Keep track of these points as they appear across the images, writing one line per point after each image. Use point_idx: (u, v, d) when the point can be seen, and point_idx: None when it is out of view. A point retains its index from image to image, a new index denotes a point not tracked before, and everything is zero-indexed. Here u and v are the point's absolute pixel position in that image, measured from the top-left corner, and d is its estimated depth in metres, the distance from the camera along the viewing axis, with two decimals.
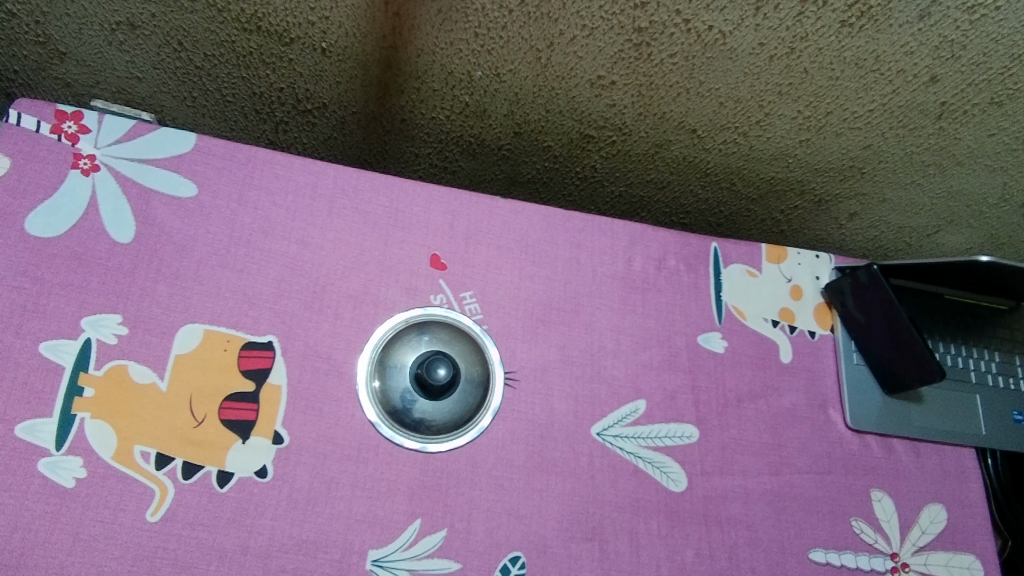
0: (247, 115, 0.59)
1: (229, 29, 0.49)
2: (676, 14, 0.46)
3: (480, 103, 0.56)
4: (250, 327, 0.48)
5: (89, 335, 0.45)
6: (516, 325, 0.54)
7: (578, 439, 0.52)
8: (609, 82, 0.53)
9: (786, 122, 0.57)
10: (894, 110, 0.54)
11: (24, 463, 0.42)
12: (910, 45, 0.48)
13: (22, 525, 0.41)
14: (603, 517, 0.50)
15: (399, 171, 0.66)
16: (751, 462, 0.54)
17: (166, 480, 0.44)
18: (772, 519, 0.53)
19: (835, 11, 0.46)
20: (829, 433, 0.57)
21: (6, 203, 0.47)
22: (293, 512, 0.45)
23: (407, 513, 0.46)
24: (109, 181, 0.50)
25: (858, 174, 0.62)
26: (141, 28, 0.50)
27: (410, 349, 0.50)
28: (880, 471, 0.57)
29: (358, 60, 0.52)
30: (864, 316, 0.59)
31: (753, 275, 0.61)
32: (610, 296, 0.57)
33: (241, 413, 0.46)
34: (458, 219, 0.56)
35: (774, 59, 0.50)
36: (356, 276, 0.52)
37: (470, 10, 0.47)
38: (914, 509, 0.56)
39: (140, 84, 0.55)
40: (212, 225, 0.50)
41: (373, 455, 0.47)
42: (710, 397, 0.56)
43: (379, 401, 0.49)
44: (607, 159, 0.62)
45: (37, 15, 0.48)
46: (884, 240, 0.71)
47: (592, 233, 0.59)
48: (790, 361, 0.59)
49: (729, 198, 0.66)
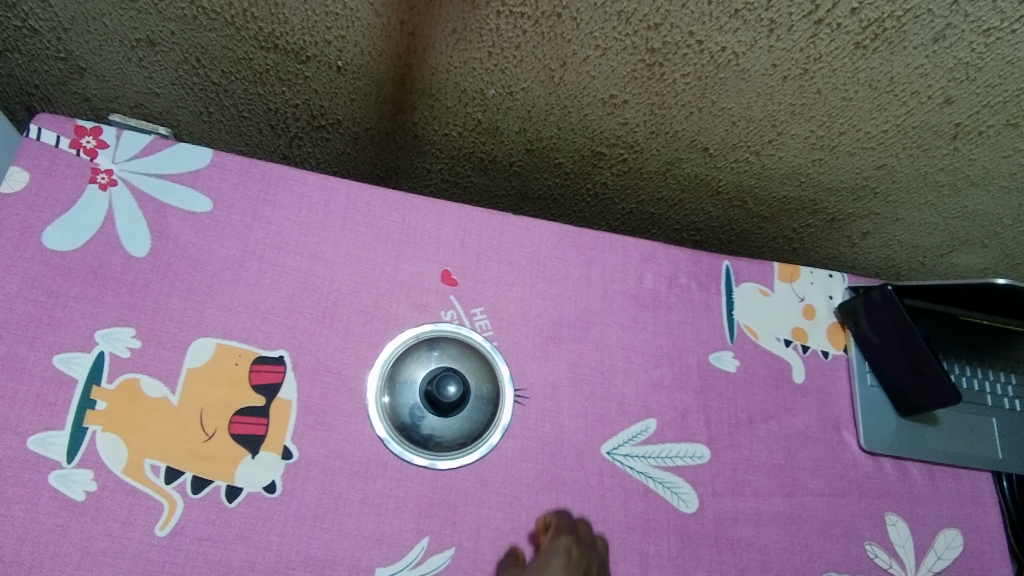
0: (262, 131, 0.60)
1: (247, 46, 0.50)
2: (689, 36, 0.46)
3: (492, 120, 0.57)
4: (261, 341, 0.49)
5: (103, 348, 0.46)
6: (527, 342, 0.54)
7: (588, 457, 0.51)
8: (621, 101, 0.53)
9: (798, 141, 0.57)
10: (908, 131, 0.54)
11: (35, 475, 0.42)
12: (924, 67, 0.48)
13: (31, 539, 0.41)
14: (613, 537, 0.49)
15: (411, 187, 0.66)
16: (763, 483, 0.54)
17: (175, 495, 0.44)
18: (784, 541, 0.52)
19: (850, 33, 0.45)
20: (842, 455, 0.56)
21: (24, 216, 0.48)
22: (301, 528, 0.45)
23: (415, 531, 0.46)
24: (125, 196, 0.50)
25: (871, 194, 0.62)
26: (160, 45, 0.50)
27: (420, 365, 0.49)
28: (894, 494, 0.56)
29: (372, 78, 0.53)
30: (877, 337, 0.58)
31: (765, 293, 0.60)
32: (621, 313, 0.57)
33: (251, 428, 0.46)
34: (469, 235, 0.56)
35: (787, 80, 0.50)
36: (368, 291, 0.52)
37: (484, 31, 0.47)
38: (929, 533, 0.55)
39: (157, 99, 0.56)
40: (226, 239, 0.51)
41: (382, 471, 0.47)
42: (721, 417, 0.55)
43: (389, 417, 0.48)
44: (619, 176, 0.62)
45: (59, 31, 0.49)
46: (897, 259, 0.71)
47: (603, 250, 0.58)
48: (803, 381, 0.58)
49: (741, 215, 0.66)
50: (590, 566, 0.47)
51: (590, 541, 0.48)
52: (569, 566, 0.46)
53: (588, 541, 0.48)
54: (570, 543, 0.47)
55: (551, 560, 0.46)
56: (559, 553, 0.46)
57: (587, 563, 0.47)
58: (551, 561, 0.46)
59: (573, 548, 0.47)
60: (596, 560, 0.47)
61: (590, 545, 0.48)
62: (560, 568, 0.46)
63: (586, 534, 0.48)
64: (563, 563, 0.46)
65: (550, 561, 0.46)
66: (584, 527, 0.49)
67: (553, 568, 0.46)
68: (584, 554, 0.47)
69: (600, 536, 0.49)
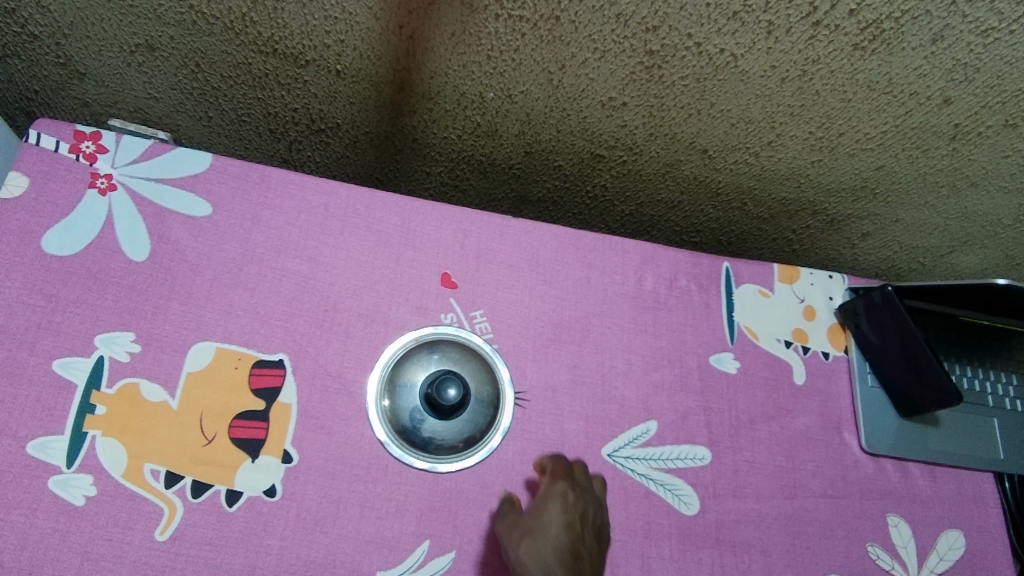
0: (261, 135, 0.60)
1: (246, 51, 0.50)
2: (688, 38, 0.47)
3: (492, 123, 0.57)
4: (261, 345, 0.49)
5: (102, 353, 0.46)
6: (527, 344, 0.54)
7: (588, 460, 0.51)
8: (620, 103, 0.53)
9: (798, 142, 0.57)
10: (907, 132, 0.54)
11: (35, 481, 0.42)
12: (922, 68, 0.48)
13: (31, 544, 0.41)
14: (614, 540, 0.49)
15: (411, 190, 0.66)
16: (764, 485, 0.53)
17: (175, 499, 0.44)
18: (786, 543, 0.52)
19: (848, 35, 0.46)
20: (843, 457, 0.56)
21: (23, 221, 0.48)
22: (301, 532, 0.45)
23: (416, 535, 0.46)
24: (125, 200, 0.50)
25: (871, 195, 0.62)
26: (159, 50, 0.50)
27: (420, 367, 0.49)
28: (896, 496, 0.56)
29: (371, 82, 0.53)
30: (878, 338, 0.58)
31: (765, 295, 0.60)
32: (620, 315, 0.57)
33: (250, 431, 0.46)
34: (469, 238, 0.56)
35: (786, 81, 0.50)
36: (368, 294, 0.52)
37: (483, 34, 0.47)
38: (931, 535, 0.55)
39: (157, 104, 0.56)
40: (225, 243, 0.51)
41: (382, 475, 0.47)
42: (722, 419, 0.55)
43: (389, 420, 0.48)
44: (618, 178, 0.62)
45: (58, 37, 0.49)
46: (897, 259, 0.71)
47: (603, 252, 0.58)
48: (804, 382, 0.58)
49: (741, 217, 0.66)
50: (590, 509, 0.46)
51: (586, 484, 0.48)
52: (567, 509, 0.44)
53: (584, 485, 0.48)
54: (566, 487, 0.46)
55: (548, 505, 0.45)
56: (556, 496, 0.45)
57: (585, 506, 0.46)
58: (549, 506, 0.45)
59: (571, 492, 0.46)
60: (594, 503, 0.47)
61: (586, 488, 0.47)
62: (558, 511, 0.44)
63: (582, 478, 0.48)
64: (561, 507, 0.45)
65: (548, 505, 0.45)
66: (580, 471, 0.48)
67: (552, 512, 0.44)
68: (582, 496, 0.46)
69: (594, 478, 0.49)
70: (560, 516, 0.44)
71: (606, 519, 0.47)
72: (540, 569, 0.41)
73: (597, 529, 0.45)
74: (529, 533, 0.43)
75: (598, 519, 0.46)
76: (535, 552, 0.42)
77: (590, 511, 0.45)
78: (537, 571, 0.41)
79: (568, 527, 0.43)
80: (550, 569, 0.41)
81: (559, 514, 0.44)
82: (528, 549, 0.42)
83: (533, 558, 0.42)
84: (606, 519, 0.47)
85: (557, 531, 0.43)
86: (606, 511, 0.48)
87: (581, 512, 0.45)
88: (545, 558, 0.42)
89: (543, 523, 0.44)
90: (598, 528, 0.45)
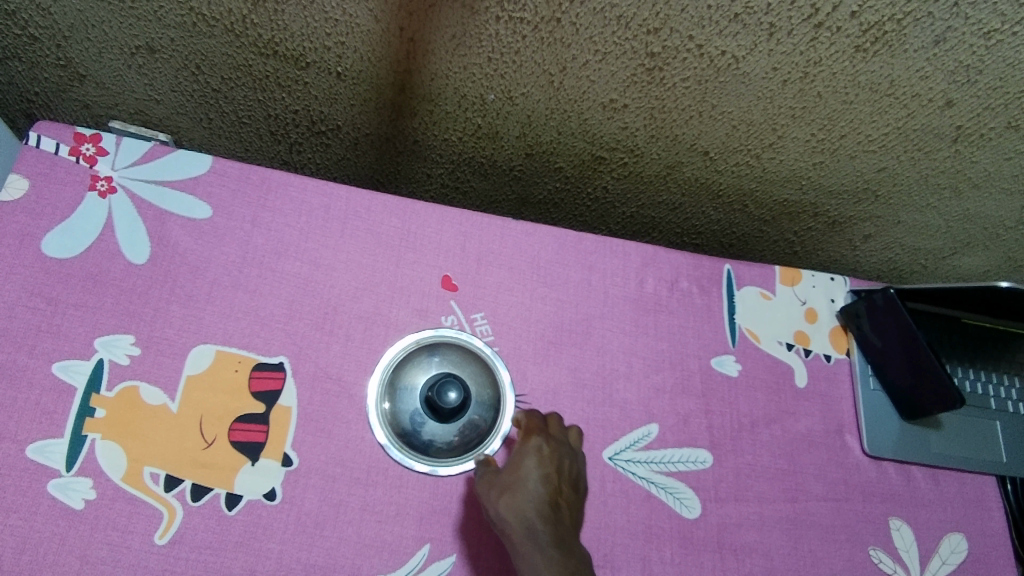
0: (261, 137, 0.60)
1: (247, 53, 0.50)
2: (689, 40, 0.46)
3: (492, 125, 0.57)
4: (261, 348, 0.48)
5: (102, 356, 0.46)
6: (527, 346, 0.53)
7: (589, 463, 0.51)
8: (621, 105, 0.53)
9: (799, 144, 0.56)
10: (910, 133, 0.54)
11: (34, 484, 0.42)
12: (925, 70, 0.48)
13: (30, 548, 0.41)
14: (615, 544, 0.49)
15: (411, 191, 0.66)
16: (766, 488, 0.53)
17: (174, 503, 0.43)
18: (788, 547, 0.52)
19: (850, 37, 0.45)
20: (845, 460, 0.56)
21: (23, 224, 0.48)
22: (301, 536, 0.44)
23: (416, 538, 0.46)
24: (125, 203, 0.50)
25: (873, 197, 0.61)
26: (159, 52, 0.50)
27: (421, 370, 0.49)
28: (899, 499, 0.55)
29: (371, 84, 0.53)
30: (880, 340, 0.57)
31: (767, 297, 0.60)
32: (622, 318, 0.56)
33: (250, 435, 0.46)
34: (469, 240, 0.55)
35: (788, 83, 0.50)
36: (368, 297, 0.52)
37: (484, 36, 0.47)
38: (934, 538, 0.54)
39: (157, 106, 0.56)
40: (225, 246, 0.50)
41: (382, 479, 0.47)
42: (724, 422, 0.55)
43: (390, 423, 0.48)
44: (619, 180, 0.62)
45: (59, 39, 0.49)
46: (899, 261, 0.70)
47: (604, 254, 0.58)
48: (806, 385, 0.58)
49: (742, 219, 0.66)
50: (565, 461, 0.46)
51: (562, 437, 0.48)
52: (543, 463, 0.45)
53: (559, 436, 0.48)
54: (540, 441, 0.46)
55: (524, 461, 0.45)
56: (531, 452, 0.46)
57: (560, 458, 0.46)
58: (525, 461, 0.45)
59: (546, 445, 0.46)
60: (570, 454, 0.47)
61: (561, 440, 0.48)
62: (535, 466, 0.45)
63: (558, 430, 0.48)
64: (536, 461, 0.45)
65: (524, 461, 0.45)
66: (556, 424, 0.48)
67: (528, 468, 0.45)
68: (557, 449, 0.46)
69: (571, 429, 0.49)
70: (537, 471, 0.44)
71: (582, 468, 0.47)
72: (522, 525, 0.42)
73: (574, 479, 0.46)
74: (508, 489, 0.44)
75: (575, 469, 0.46)
76: (516, 508, 0.43)
77: (566, 463, 0.46)
78: (519, 527, 0.42)
79: (546, 481, 0.44)
80: (532, 524, 0.42)
81: (535, 468, 0.45)
82: (508, 505, 0.43)
83: (514, 514, 0.43)
84: (582, 467, 0.47)
85: (534, 486, 0.44)
86: (583, 459, 0.48)
87: (557, 465, 0.45)
88: (525, 513, 0.42)
89: (521, 479, 0.44)
90: (575, 478, 0.46)
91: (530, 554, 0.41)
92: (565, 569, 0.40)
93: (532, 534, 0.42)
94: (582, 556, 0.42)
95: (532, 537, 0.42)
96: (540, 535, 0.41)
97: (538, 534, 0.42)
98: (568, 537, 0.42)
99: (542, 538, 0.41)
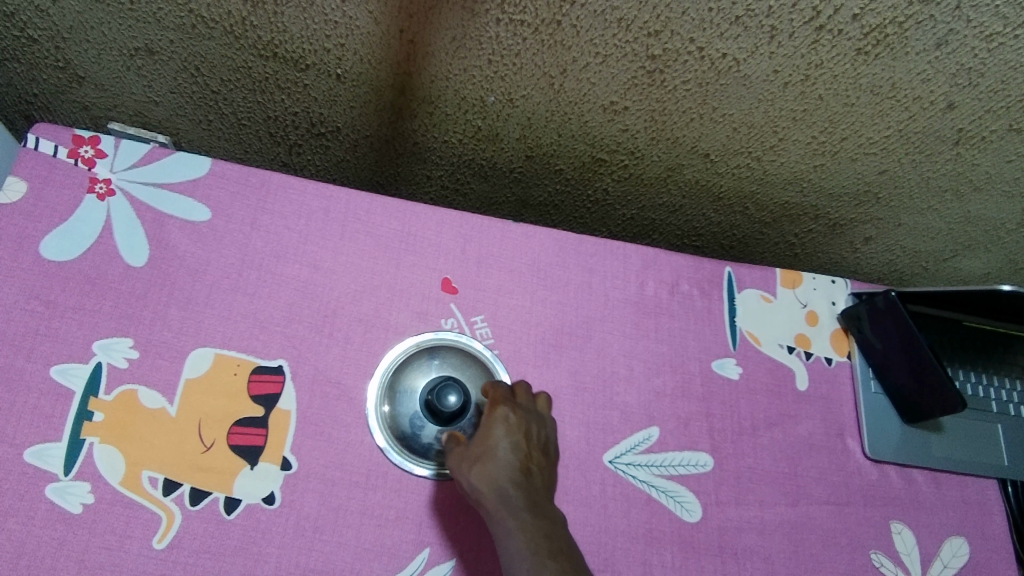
0: (261, 138, 0.60)
1: (247, 55, 0.50)
2: (690, 42, 0.46)
3: (492, 127, 0.56)
4: (260, 351, 0.48)
5: (101, 360, 0.45)
6: (527, 349, 0.53)
7: (590, 467, 0.51)
8: (622, 108, 0.53)
9: (800, 147, 0.56)
10: (911, 136, 0.54)
11: (33, 488, 0.42)
12: (927, 73, 0.48)
13: (28, 552, 0.41)
14: (615, 547, 0.49)
15: (411, 194, 0.66)
16: (767, 492, 0.53)
17: (173, 507, 0.43)
18: (789, 550, 0.52)
19: (851, 39, 0.45)
20: (846, 463, 0.56)
21: (21, 226, 0.47)
22: (300, 540, 0.44)
23: (416, 543, 0.46)
24: (123, 205, 0.50)
25: (874, 199, 0.61)
26: (159, 54, 0.50)
27: (421, 373, 0.48)
28: (900, 503, 0.55)
29: (371, 86, 0.52)
30: (881, 343, 0.57)
31: (768, 299, 0.60)
32: (622, 320, 0.56)
33: (249, 438, 0.46)
34: (469, 243, 0.55)
35: (789, 86, 0.50)
36: (368, 300, 0.52)
37: (484, 39, 0.47)
38: (935, 542, 0.54)
39: (156, 108, 0.56)
40: (224, 249, 0.50)
41: (382, 482, 0.47)
42: (724, 425, 0.55)
43: (389, 426, 0.48)
44: (619, 182, 0.62)
45: (57, 41, 0.49)
46: (900, 263, 0.70)
47: (604, 257, 0.58)
48: (807, 388, 0.58)
49: (742, 221, 0.66)
50: (533, 427, 0.45)
51: (530, 404, 0.47)
52: (511, 431, 0.44)
53: (526, 404, 0.47)
54: (508, 410, 0.45)
55: (493, 429, 0.44)
56: (500, 420, 0.44)
57: (529, 424, 0.45)
58: (494, 430, 0.44)
59: (513, 413, 0.45)
60: (537, 419, 0.46)
61: (530, 408, 0.46)
62: (503, 434, 0.43)
63: (526, 399, 0.47)
64: (505, 429, 0.44)
65: (492, 429, 0.44)
66: (523, 392, 0.47)
67: (497, 436, 0.43)
68: (525, 415, 0.45)
69: (538, 395, 0.48)
70: (506, 439, 0.43)
71: (551, 432, 0.46)
72: (495, 492, 0.41)
73: (543, 444, 0.45)
74: (478, 459, 0.42)
75: (543, 434, 0.45)
76: (488, 477, 0.41)
77: (534, 429, 0.45)
78: (492, 495, 0.41)
79: (516, 448, 0.43)
80: (504, 490, 0.41)
81: (504, 437, 0.43)
82: (480, 475, 0.42)
83: (487, 483, 0.41)
84: (552, 432, 0.46)
85: (505, 454, 0.42)
86: (552, 424, 0.47)
87: (525, 432, 0.44)
88: (498, 481, 0.41)
89: (491, 448, 0.43)
90: (544, 443, 0.45)
91: (504, 520, 0.40)
92: (538, 530, 0.39)
93: (506, 500, 0.40)
94: (556, 518, 0.41)
95: (505, 504, 0.40)
96: (513, 500, 0.40)
97: (511, 499, 0.40)
98: (541, 500, 0.41)
99: (515, 502, 0.40)
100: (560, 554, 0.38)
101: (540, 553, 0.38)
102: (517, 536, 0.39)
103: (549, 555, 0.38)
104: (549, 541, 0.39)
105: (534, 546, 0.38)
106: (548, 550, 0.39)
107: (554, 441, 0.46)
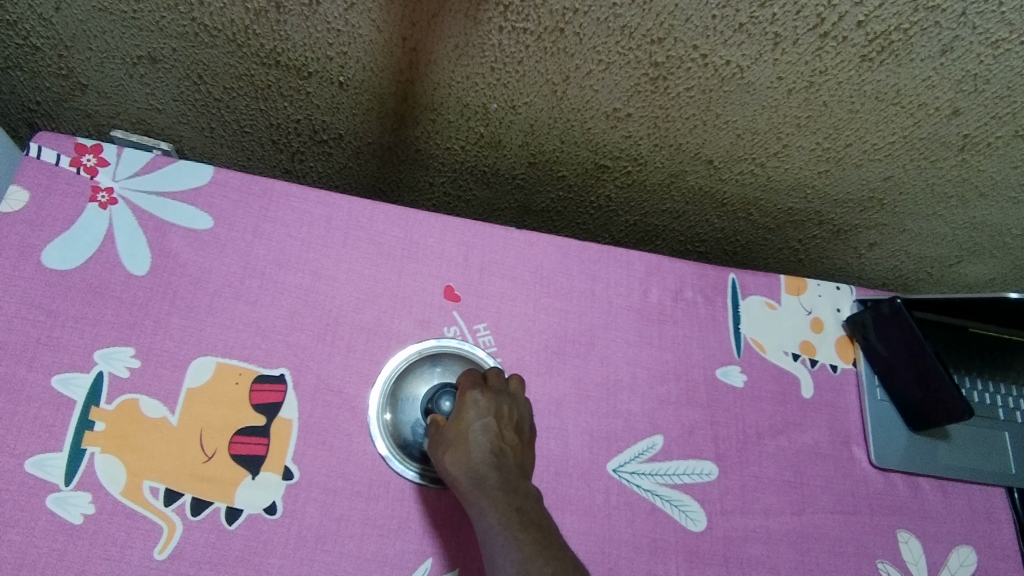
0: (263, 146, 0.60)
1: (249, 63, 0.50)
2: (693, 49, 0.46)
3: (495, 134, 0.56)
4: (262, 360, 0.48)
5: (101, 369, 0.45)
6: (530, 358, 0.53)
7: (594, 476, 0.50)
8: (625, 114, 0.53)
9: (804, 153, 0.56)
10: (916, 143, 0.54)
11: (33, 499, 0.42)
12: (932, 79, 0.47)
13: (29, 563, 0.40)
14: (620, 557, 0.48)
15: (413, 200, 0.66)
16: (772, 501, 0.53)
17: (174, 517, 0.43)
18: (795, 560, 0.51)
19: (856, 46, 0.45)
20: (852, 471, 0.55)
21: (22, 236, 0.47)
22: (301, 551, 0.44)
23: (418, 553, 0.45)
24: (125, 214, 0.50)
25: (879, 206, 0.61)
26: (161, 62, 0.50)
27: (422, 381, 0.48)
28: (907, 512, 0.55)
29: (374, 93, 0.52)
30: (887, 351, 0.57)
31: (772, 306, 0.59)
32: (626, 328, 0.56)
33: (251, 448, 0.46)
34: (472, 250, 0.55)
35: (793, 93, 0.50)
36: (370, 308, 0.51)
37: (486, 46, 0.47)
38: (943, 551, 0.54)
39: (159, 115, 0.56)
40: (226, 257, 0.50)
41: (384, 492, 0.46)
42: (729, 433, 0.54)
43: (391, 434, 0.47)
44: (622, 188, 0.62)
45: (60, 49, 0.49)
46: (905, 269, 0.70)
47: (608, 264, 0.58)
48: (812, 396, 0.57)
49: (746, 227, 0.66)
50: (506, 406, 0.42)
51: (502, 386, 0.44)
52: (481, 413, 0.41)
53: (499, 386, 0.44)
54: (478, 392, 0.42)
55: (464, 412, 0.41)
56: (470, 403, 0.41)
57: (500, 404, 0.42)
58: (464, 414, 0.41)
59: (483, 394, 0.42)
60: (510, 399, 0.43)
61: (502, 389, 0.43)
62: (473, 417, 0.41)
63: (498, 380, 0.44)
64: (474, 412, 0.41)
65: (463, 414, 0.41)
66: (494, 375, 0.44)
67: (469, 420, 0.41)
68: (496, 395, 0.42)
69: (511, 377, 0.45)
70: (477, 421, 0.41)
71: (526, 411, 0.43)
72: (468, 476, 0.39)
73: (518, 423, 0.42)
74: (451, 445, 0.40)
75: (517, 413, 0.42)
76: (461, 462, 0.39)
77: (507, 408, 0.42)
78: (466, 479, 0.39)
79: (488, 429, 0.40)
80: (477, 473, 0.39)
81: (474, 420, 0.41)
82: (454, 460, 0.40)
83: (461, 468, 0.39)
84: (527, 411, 0.43)
85: (477, 436, 0.40)
86: (527, 403, 0.44)
87: (497, 412, 0.41)
88: (470, 465, 0.39)
89: (463, 432, 0.40)
90: (518, 421, 0.42)
91: (478, 501, 0.38)
92: (509, 505, 0.37)
93: (479, 482, 0.38)
94: (532, 494, 0.38)
95: (479, 486, 0.38)
96: (485, 480, 0.38)
97: (484, 481, 0.38)
98: (514, 478, 0.39)
99: (487, 483, 0.38)
100: (532, 526, 0.36)
101: (511, 526, 0.36)
102: (491, 515, 0.37)
103: (521, 527, 0.36)
104: (521, 514, 0.37)
105: (506, 521, 0.36)
106: (520, 522, 0.36)
107: (532, 420, 0.43)
